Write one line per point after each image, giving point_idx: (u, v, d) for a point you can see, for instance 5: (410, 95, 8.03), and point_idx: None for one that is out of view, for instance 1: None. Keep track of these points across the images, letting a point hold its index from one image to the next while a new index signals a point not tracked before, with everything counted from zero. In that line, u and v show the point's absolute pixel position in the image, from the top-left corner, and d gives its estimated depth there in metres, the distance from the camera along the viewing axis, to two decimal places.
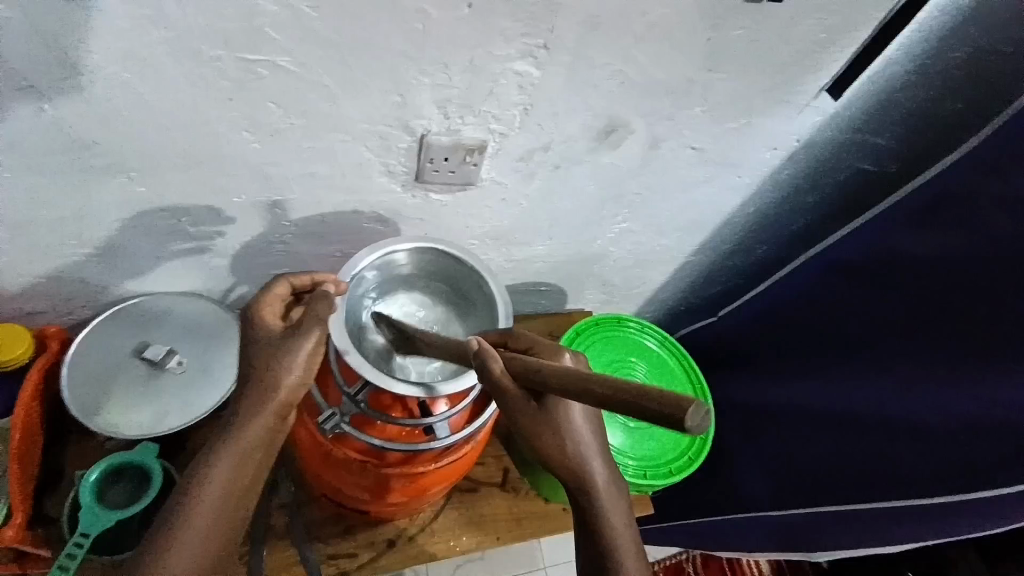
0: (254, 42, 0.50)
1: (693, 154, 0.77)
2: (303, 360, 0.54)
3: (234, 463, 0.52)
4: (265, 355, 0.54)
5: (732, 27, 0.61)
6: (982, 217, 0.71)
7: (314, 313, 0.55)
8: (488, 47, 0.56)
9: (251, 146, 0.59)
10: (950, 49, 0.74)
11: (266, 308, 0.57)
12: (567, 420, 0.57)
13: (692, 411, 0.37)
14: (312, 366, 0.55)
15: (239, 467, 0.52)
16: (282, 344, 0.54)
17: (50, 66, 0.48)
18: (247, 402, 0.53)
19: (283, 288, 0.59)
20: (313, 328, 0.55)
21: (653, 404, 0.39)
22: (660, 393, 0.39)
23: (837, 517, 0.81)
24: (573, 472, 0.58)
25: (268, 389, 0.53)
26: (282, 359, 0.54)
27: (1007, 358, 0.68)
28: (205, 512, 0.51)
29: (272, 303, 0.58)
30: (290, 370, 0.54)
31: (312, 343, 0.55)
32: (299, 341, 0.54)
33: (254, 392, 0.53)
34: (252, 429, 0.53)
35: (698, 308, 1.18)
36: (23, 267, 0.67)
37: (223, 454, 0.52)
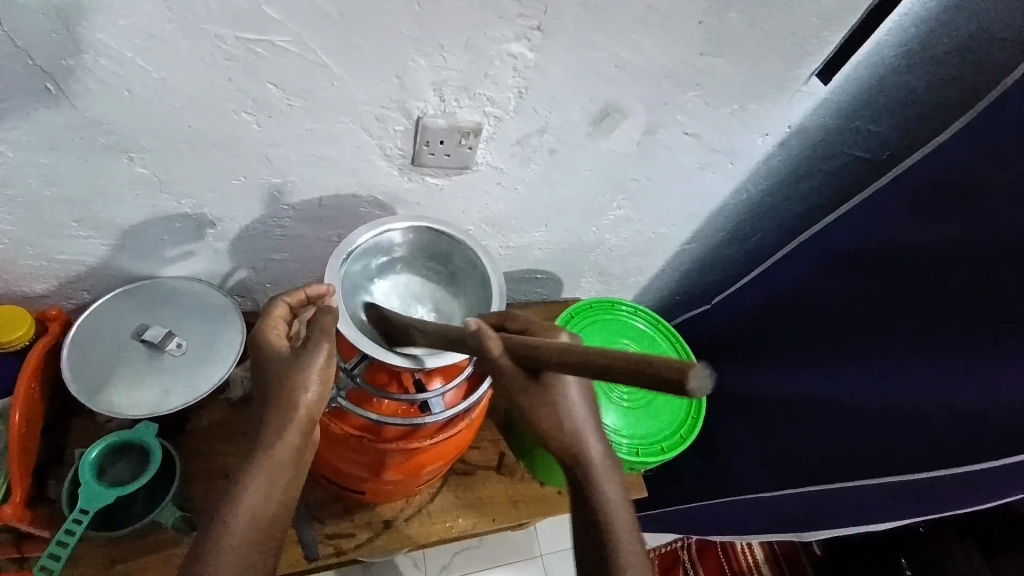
0: (255, 21, 0.51)
1: (688, 140, 0.78)
2: (319, 374, 0.53)
3: (264, 486, 0.50)
4: (279, 376, 0.52)
5: (726, 11, 0.62)
6: (972, 199, 0.72)
7: (319, 326, 0.54)
8: (486, 28, 0.57)
9: (252, 127, 0.60)
10: (940, 35, 0.75)
11: (270, 330, 0.56)
12: (562, 398, 0.56)
13: (692, 375, 0.36)
14: (327, 380, 0.54)
15: (270, 488, 0.51)
16: (294, 362, 0.53)
17: (55, 45, 0.49)
18: (271, 422, 0.52)
19: (282, 309, 0.58)
20: (322, 340, 0.54)
21: (652, 371, 0.38)
22: (657, 359, 0.38)
23: (832, 498, 0.82)
24: (569, 449, 0.57)
25: (287, 408, 0.52)
26: (297, 376, 0.52)
27: (998, 337, 0.69)
28: (239, 539, 0.49)
29: (276, 325, 0.57)
30: (307, 387, 0.52)
31: (324, 355, 0.53)
32: (311, 357, 0.53)
33: (274, 413, 0.52)
34: (280, 448, 0.51)
35: (693, 297, 1.19)
36: (25, 249, 0.68)
37: (253, 480, 0.50)
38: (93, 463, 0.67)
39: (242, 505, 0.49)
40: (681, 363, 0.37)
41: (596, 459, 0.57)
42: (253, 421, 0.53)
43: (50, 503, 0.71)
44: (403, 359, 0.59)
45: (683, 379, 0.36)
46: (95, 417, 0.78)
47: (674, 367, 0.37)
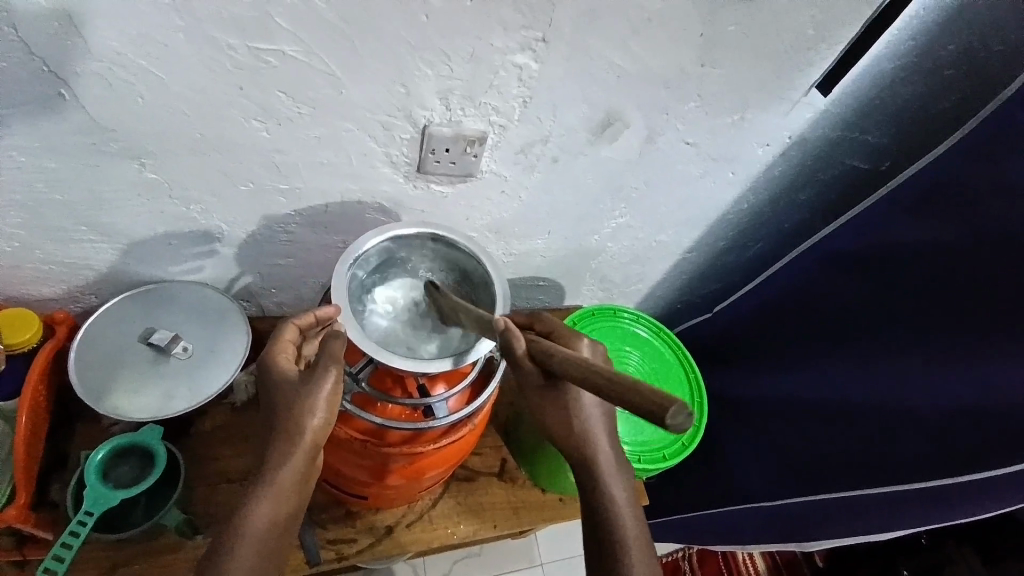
0: (265, 30, 0.52)
1: (689, 149, 0.79)
2: (325, 401, 0.55)
3: (271, 508, 0.53)
4: (287, 401, 0.55)
5: (725, 22, 0.63)
6: (970, 209, 0.73)
7: (327, 352, 0.55)
8: (490, 38, 0.58)
9: (260, 134, 0.61)
10: (936, 47, 0.76)
11: (279, 354, 0.59)
12: (576, 399, 0.59)
13: (672, 411, 0.38)
14: (333, 406, 0.56)
15: (276, 510, 0.53)
16: (302, 387, 0.55)
17: (70, 52, 0.50)
18: (278, 445, 0.54)
19: (292, 332, 0.60)
20: (329, 367, 0.55)
21: (636, 401, 0.40)
22: (646, 389, 0.40)
23: (833, 506, 0.82)
24: (578, 447, 0.60)
25: (294, 433, 0.54)
26: (304, 402, 0.54)
27: (997, 345, 0.69)
28: (244, 559, 0.51)
29: (285, 348, 0.60)
30: (313, 412, 0.54)
31: (331, 382, 0.55)
32: (318, 383, 0.55)
33: (281, 437, 0.54)
34: (285, 472, 0.53)
35: (694, 305, 1.20)
36: (35, 253, 0.69)
37: (260, 502, 0.53)
38: (98, 466, 0.67)
39: (249, 526, 0.52)
40: (664, 398, 0.38)
41: (604, 459, 0.60)
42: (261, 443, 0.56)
43: (53, 506, 0.72)
44: (408, 362, 0.59)
45: (661, 415, 0.38)
46: (100, 420, 0.78)
47: (659, 401, 0.38)
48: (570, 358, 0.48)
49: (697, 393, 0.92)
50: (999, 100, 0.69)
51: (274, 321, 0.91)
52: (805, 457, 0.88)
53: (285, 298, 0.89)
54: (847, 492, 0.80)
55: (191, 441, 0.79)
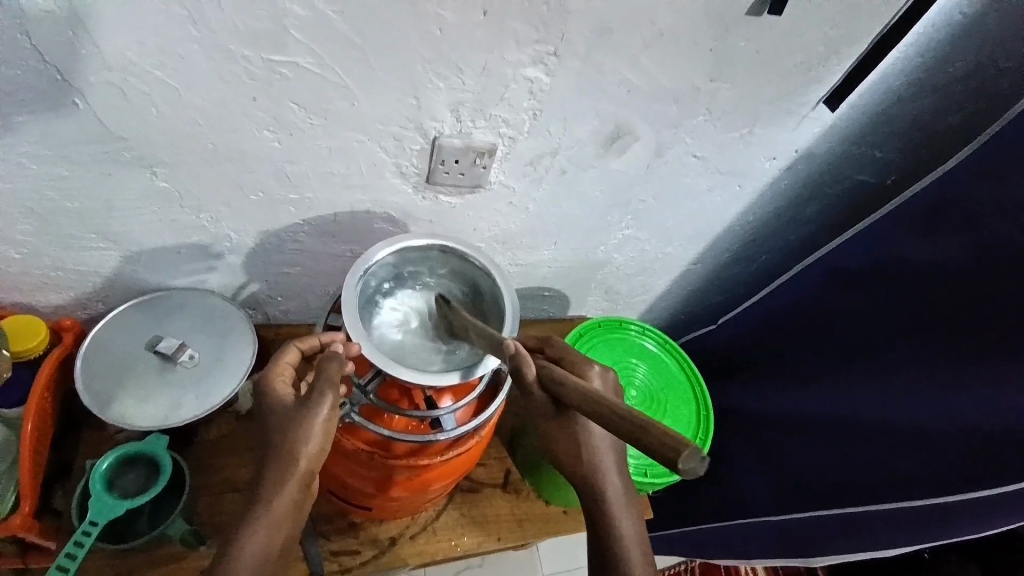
0: (280, 42, 0.52)
1: (697, 162, 0.79)
2: (320, 427, 0.53)
3: (263, 539, 0.51)
4: (281, 428, 0.53)
5: (736, 38, 0.64)
6: (977, 225, 0.73)
7: (325, 376, 0.54)
8: (502, 52, 0.58)
9: (272, 144, 0.62)
10: (945, 63, 0.76)
11: (277, 378, 0.58)
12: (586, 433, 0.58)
13: (686, 456, 0.37)
14: (328, 432, 0.54)
15: (270, 539, 0.51)
16: (297, 413, 0.53)
17: (86, 62, 0.50)
18: (272, 472, 0.52)
19: (292, 355, 0.60)
20: (326, 392, 0.54)
21: (653, 443, 0.39)
22: (662, 432, 0.39)
23: (838, 522, 0.82)
24: (586, 479, 0.58)
25: (288, 461, 0.52)
26: (299, 429, 0.53)
27: (1003, 361, 0.69)
28: None
29: (283, 371, 0.59)
30: (308, 440, 0.53)
31: (326, 408, 0.54)
32: (314, 409, 0.53)
33: (275, 465, 0.53)
34: (281, 499, 0.52)
35: (699, 317, 1.19)
36: (43, 260, 0.69)
37: (252, 533, 0.51)
38: (103, 475, 0.67)
39: (240, 559, 0.49)
40: (680, 441, 0.38)
41: (612, 491, 0.58)
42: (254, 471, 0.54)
43: (58, 515, 0.72)
44: (417, 376, 0.59)
45: (676, 460, 0.38)
46: (105, 428, 0.78)
47: (674, 444, 0.38)
48: (582, 390, 0.48)
49: (703, 405, 0.92)
50: (1008, 119, 0.69)
51: (279, 329, 0.91)
52: (811, 471, 0.87)
53: (291, 306, 0.88)
54: (855, 507, 0.80)
55: (196, 450, 0.79)
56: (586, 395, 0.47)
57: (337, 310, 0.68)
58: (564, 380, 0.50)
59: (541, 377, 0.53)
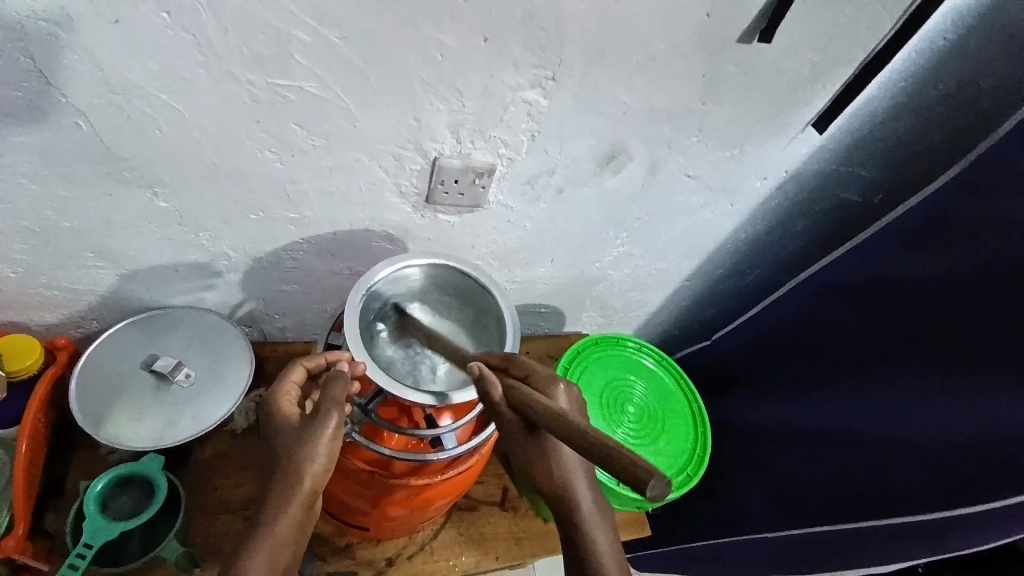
0: (285, 65, 0.53)
1: (690, 181, 0.81)
2: (325, 447, 0.54)
3: (266, 561, 0.50)
4: (287, 448, 0.53)
5: (727, 63, 0.66)
6: (963, 244, 0.75)
7: (330, 397, 0.54)
8: (501, 76, 0.60)
9: (273, 164, 0.62)
10: (926, 87, 0.79)
11: (284, 398, 0.57)
12: (558, 451, 0.57)
13: (652, 483, 0.37)
14: (333, 452, 0.54)
15: (272, 562, 0.51)
16: (303, 433, 0.54)
17: (92, 85, 0.51)
18: (275, 493, 0.52)
19: (299, 373, 0.59)
20: (331, 412, 0.54)
21: (622, 471, 0.39)
22: (630, 458, 0.39)
23: (835, 537, 0.83)
24: (559, 497, 0.57)
25: (294, 481, 0.52)
26: (305, 449, 0.53)
27: (992, 377, 0.71)
28: None
29: (290, 390, 0.58)
30: (314, 460, 0.53)
31: (332, 428, 0.54)
32: (320, 429, 0.54)
33: (280, 485, 0.52)
34: (283, 522, 0.52)
35: (692, 332, 1.21)
36: (40, 278, 0.69)
37: (255, 556, 0.50)
38: (97, 496, 0.67)
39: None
40: (645, 470, 0.37)
41: (586, 506, 0.57)
42: (257, 492, 0.54)
43: (50, 535, 0.71)
44: (418, 394, 0.60)
45: (644, 485, 0.37)
46: (98, 449, 0.77)
47: (641, 473, 0.37)
48: (551, 409, 0.48)
49: (699, 421, 0.93)
50: (990, 142, 0.73)
51: (276, 347, 0.90)
52: (807, 486, 0.88)
53: (288, 323, 0.88)
54: (852, 522, 0.80)
55: (190, 470, 0.78)
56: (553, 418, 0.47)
57: (336, 329, 0.68)
58: (531, 402, 0.50)
59: (509, 399, 0.53)
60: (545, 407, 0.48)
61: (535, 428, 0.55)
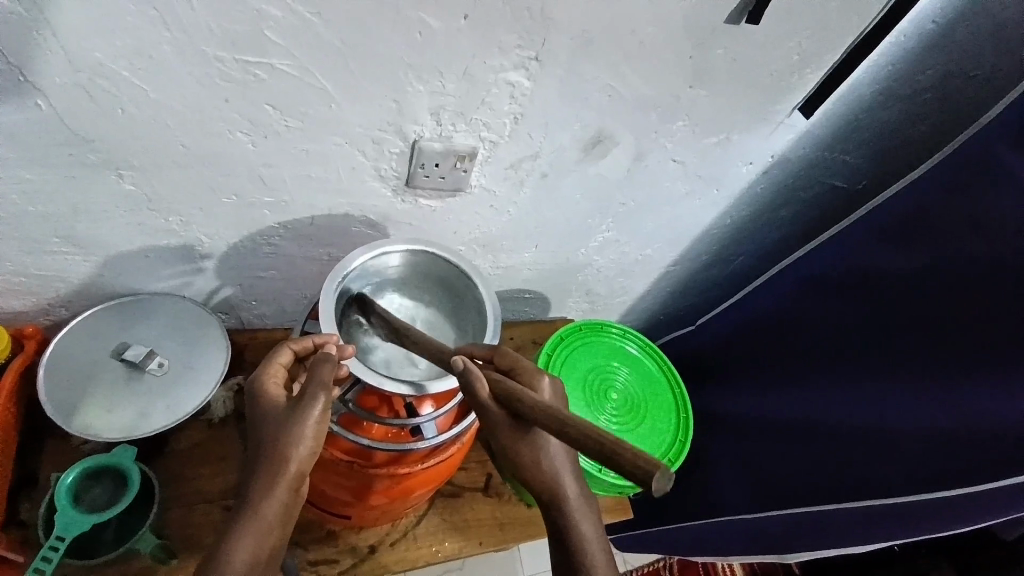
0: (257, 45, 0.51)
1: (676, 167, 0.80)
2: (311, 430, 0.52)
3: (252, 545, 0.48)
4: (272, 431, 0.52)
5: (715, 47, 0.64)
6: (948, 233, 0.75)
7: (317, 378, 0.54)
8: (485, 57, 0.58)
9: (246, 147, 0.60)
10: (914, 73, 0.79)
11: (269, 380, 0.56)
12: (545, 444, 0.55)
13: (659, 477, 0.40)
14: (320, 435, 0.53)
15: (258, 547, 0.48)
16: (288, 415, 0.52)
17: (51, 63, 0.48)
18: (260, 476, 0.50)
19: (285, 356, 0.58)
20: (318, 395, 0.53)
21: (624, 464, 0.41)
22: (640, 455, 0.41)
23: (813, 520, 0.84)
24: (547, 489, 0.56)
25: (279, 464, 0.51)
26: (291, 431, 0.51)
27: (970, 366, 0.71)
28: None
29: (276, 372, 0.57)
30: (300, 442, 0.51)
31: (318, 410, 0.53)
32: (306, 411, 0.52)
33: (265, 468, 0.51)
34: (269, 504, 0.50)
35: (676, 318, 1.21)
36: (4, 265, 0.66)
37: (241, 539, 0.48)
38: (68, 488, 0.65)
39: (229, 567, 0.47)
40: (654, 468, 0.40)
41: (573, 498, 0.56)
42: (242, 476, 0.52)
43: (23, 526, 0.69)
44: (398, 385, 0.59)
45: (649, 477, 0.40)
46: (71, 439, 0.75)
47: (649, 470, 0.40)
48: (542, 404, 0.48)
49: (683, 407, 0.93)
50: (977, 126, 0.73)
51: (254, 334, 0.88)
52: (788, 470, 0.89)
53: (266, 310, 0.86)
54: (829, 504, 0.82)
55: (167, 460, 0.76)
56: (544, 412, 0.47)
57: (314, 316, 0.67)
58: (519, 396, 0.49)
59: (495, 392, 0.51)
60: (540, 402, 0.48)
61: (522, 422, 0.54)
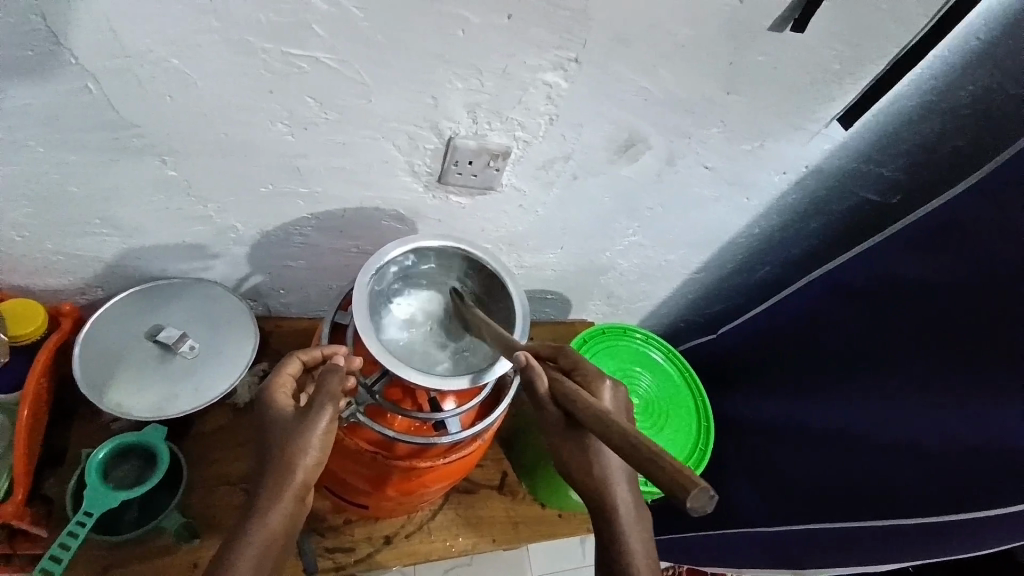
0: (301, 37, 0.52)
1: (707, 173, 0.80)
2: (318, 440, 0.53)
3: (257, 553, 0.50)
4: (280, 440, 0.53)
5: (755, 53, 0.64)
6: (987, 247, 0.72)
7: (325, 389, 0.54)
8: (523, 56, 0.58)
9: (284, 137, 0.61)
10: (957, 87, 0.77)
11: (277, 389, 0.57)
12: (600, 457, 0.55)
13: (694, 492, 0.35)
14: (327, 445, 0.54)
15: (262, 557, 0.50)
16: (296, 425, 0.53)
17: (103, 48, 0.49)
18: (266, 485, 0.52)
19: (294, 366, 0.59)
20: (326, 403, 0.54)
21: (657, 472, 0.38)
22: (673, 464, 0.37)
23: (831, 538, 0.83)
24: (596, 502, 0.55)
25: (286, 473, 0.52)
26: (299, 441, 0.53)
27: (1008, 388, 0.69)
28: None
29: (284, 382, 0.58)
30: (307, 451, 0.53)
31: (325, 421, 0.54)
32: (314, 420, 0.53)
33: (272, 476, 0.52)
34: (274, 515, 0.51)
35: (697, 325, 1.20)
36: (44, 243, 0.68)
37: (248, 543, 0.50)
38: (99, 464, 0.67)
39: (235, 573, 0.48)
40: (687, 478, 0.36)
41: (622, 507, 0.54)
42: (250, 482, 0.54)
43: (49, 501, 0.71)
44: (424, 377, 0.59)
45: (682, 490, 0.36)
46: (100, 417, 0.77)
47: (682, 478, 0.36)
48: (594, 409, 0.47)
49: (703, 416, 0.92)
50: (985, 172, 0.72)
51: (280, 322, 0.90)
52: (803, 483, 0.88)
53: (293, 299, 0.88)
54: (844, 522, 0.81)
55: (190, 441, 0.78)
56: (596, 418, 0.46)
57: (344, 307, 0.68)
58: (575, 399, 0.49)
59: (555, 391, 0.53)
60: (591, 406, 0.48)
61: (577, 424, 0.54)
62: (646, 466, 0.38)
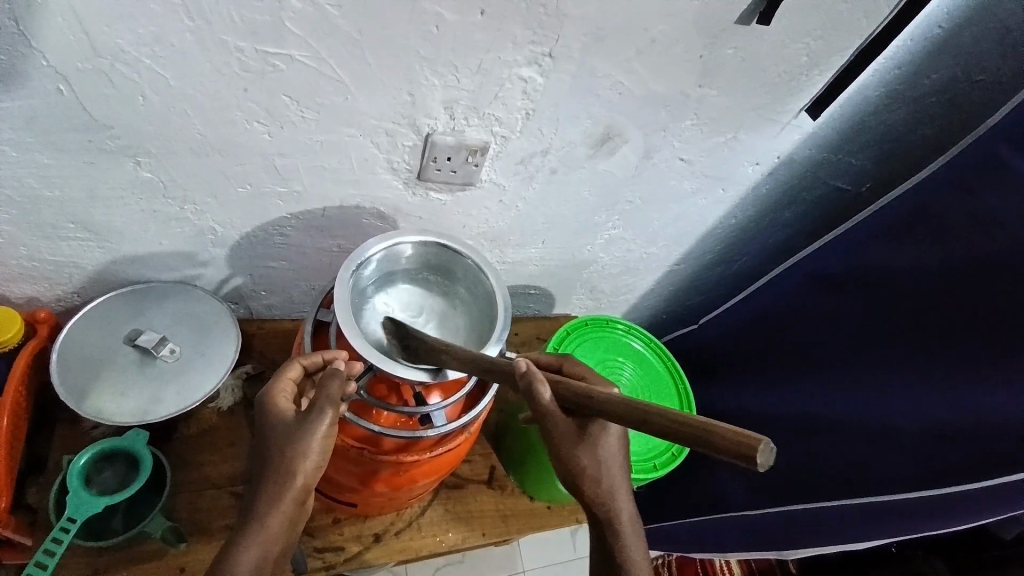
0: (277, 35, 0.52)
1: (683, 165, 0.81)
2: (319, 444, 0.54)
3: (258, 554, 0.52)
4: (282, 445, 0.54)
5: (725, 46, 0.65)
6: (957, 232, 0.75)
7: (326, 393, 0.54)
8: (499, 52, 0.59)
9: (262, 137, 0.61)
10: (920, 77, 0.80)
11: (279, 394, 0.57)
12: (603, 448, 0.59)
13: (762, 449, 0.40)
14: (326, 449, 0.55)
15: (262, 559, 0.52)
16: (296, 430, 0.54)
17: (73, 48, 0.49)
18: (268, 490, 0.53)
19: (295, 371, 0.59)
20: (326, 408, 0.54)
21: (726, 441, 0.42)
22: (731, 434, 0.42)
23: (813, 517, 0.84)
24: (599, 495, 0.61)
25: (287, 477, 0.53)
26: (300, 445, 0.53)
27: (976, 365, 0.72)
28: None
29: (285, 388, 0.58)
30: (308, 455, 0.54)
31: (326, 424, 0.54)
32: (315, 424, 0.54)
33: (272, 481, 0.53)
34: (275, 517, 0.53)
35: (679, 317, 1.22)
36: (18, 249, 0.67)
37: (249, 546, 0.51)
38: (81, 470, 0.66)
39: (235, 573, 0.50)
40: (752, 439, 0.41)
41: (624, 506, 0.62)
42: (250, 485, 0.55)
43: (32, 510, 0.70)
44: (408, 370, 0.60)
45: (754, 449, 0.40)
46: (82, 423, 0.76)
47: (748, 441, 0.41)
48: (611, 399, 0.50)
49: (686, 403, 0.94)
50: (950, 155, 0.76)
51: (263, 324, 0.90)
52: (787, 467, 0.90)
53: (276, 300, 0.87)
54: (825, 501, 0.83)
55: (177, 445, 0.78)
56: (613, 406, 0.49)
57: (325, 306, 0.68)
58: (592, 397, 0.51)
59: (562, 395, 0.54)
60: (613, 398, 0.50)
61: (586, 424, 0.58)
62: (706, 439, 0.43)
